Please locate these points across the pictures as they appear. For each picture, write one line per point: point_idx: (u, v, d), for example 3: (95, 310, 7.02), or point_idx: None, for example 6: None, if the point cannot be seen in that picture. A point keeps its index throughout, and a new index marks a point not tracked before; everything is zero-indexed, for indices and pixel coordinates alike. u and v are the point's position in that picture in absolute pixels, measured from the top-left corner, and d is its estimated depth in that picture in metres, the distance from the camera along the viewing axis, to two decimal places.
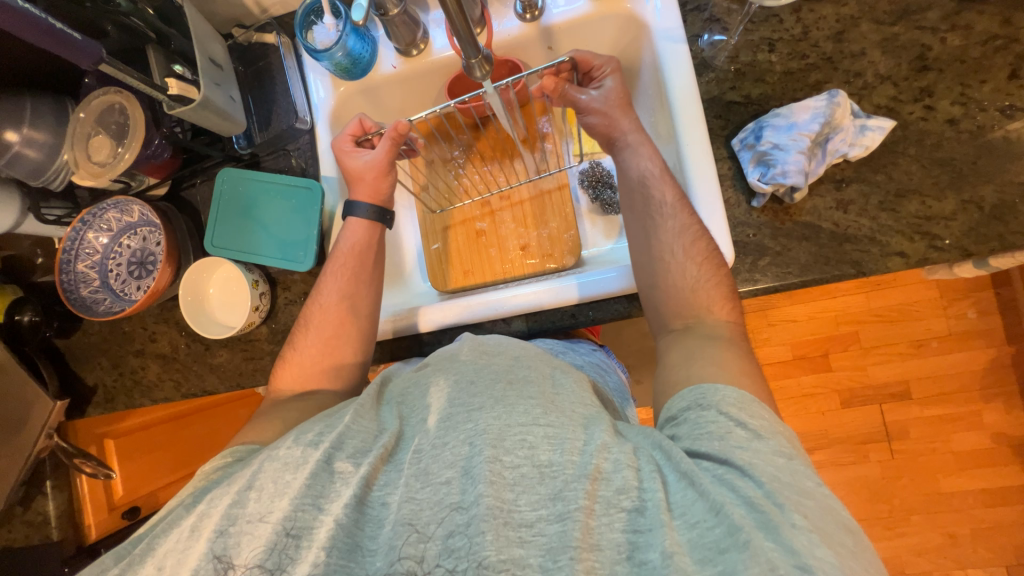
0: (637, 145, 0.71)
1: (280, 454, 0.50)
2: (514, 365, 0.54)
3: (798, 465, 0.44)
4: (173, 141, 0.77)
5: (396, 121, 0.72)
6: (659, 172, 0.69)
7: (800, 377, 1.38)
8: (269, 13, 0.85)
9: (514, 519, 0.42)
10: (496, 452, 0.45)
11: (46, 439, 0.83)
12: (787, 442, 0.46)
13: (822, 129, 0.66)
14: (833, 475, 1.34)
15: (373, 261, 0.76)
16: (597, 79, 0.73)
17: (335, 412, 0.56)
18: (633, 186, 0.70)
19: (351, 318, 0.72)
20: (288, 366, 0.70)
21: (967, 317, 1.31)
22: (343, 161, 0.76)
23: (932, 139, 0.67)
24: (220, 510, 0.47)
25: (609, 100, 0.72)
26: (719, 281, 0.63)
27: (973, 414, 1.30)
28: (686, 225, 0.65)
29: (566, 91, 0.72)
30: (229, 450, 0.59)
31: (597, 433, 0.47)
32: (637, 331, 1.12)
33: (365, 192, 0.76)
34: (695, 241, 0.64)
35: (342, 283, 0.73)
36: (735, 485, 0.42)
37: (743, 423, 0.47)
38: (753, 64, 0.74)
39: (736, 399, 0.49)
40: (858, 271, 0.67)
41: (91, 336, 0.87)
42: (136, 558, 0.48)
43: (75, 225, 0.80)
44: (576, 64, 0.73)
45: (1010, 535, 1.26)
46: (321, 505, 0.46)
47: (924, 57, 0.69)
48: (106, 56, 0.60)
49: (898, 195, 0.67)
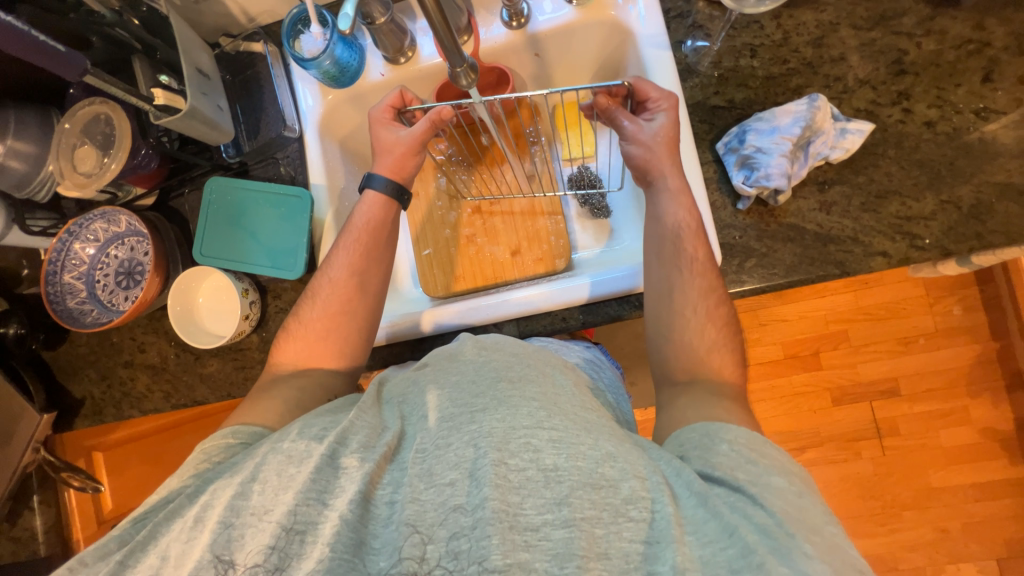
0: (676, 192, 0.67)
1: (285, 447, 0.50)
2: (514, 363, 0.54)
3: (807, 501, 0.45)
4: (161, 151, 0.77)
5: (441, 105, 0.70)
6: (694, 227, 0.66)
7: (792, 375, 1.39)
8: (256, 22, 0.86)
9: (519, 523, 0.42)
10: (501, 456, 0.45)
11: (33, 453, 0.85)
12: (802, 481, 0.47)
13: (803, 132, 0.68)
14: (826, 472, 1.35)
15: (385, 237, 0.75)
16: (650, 113, 0.69)
17: (335, 411, 0.57)
18: (664, 234, 0.67)
19: (357, 296, 0.71)
20: (291, 340, 0.70)
21: (953, 314, 1.33)
22: (377, 131, 0.75)
23: (910, 141, 0.69)
24: (223, 500, 0.47)
25: (654, 139, 0.68)
26: (719, 302, 0.64)
27: (960, 409, 1.32)
28: (711, 288, 0.64)
29: (616, 117, 0.70)
30: (232, 431, 0.59)
31: (603, 441, 0.47)
32: (629, 334, 1.13)
33: (388, 166, 0.75)
34: (717, 305, 0.64)
35: (352, 259, 0.72)
36: (747, 513, 0.43)
37: (751, 460, 0.47)
38: (735, 70, 0.75)
39: (747, 443, 0.49)
40: (842, 271, 0.68)
41: (79, 347, 0.86)
42: (137, 545, 0.47)
43: (61, 236, 0.79)
44: (633, 92, 0.70)
45: (1001, 528, 1.28)
46: (326, 500, 0.46)
47: (901, 62, 0.71)
48: (92, 68, 0.60)
49: (879, 196, 0.68)
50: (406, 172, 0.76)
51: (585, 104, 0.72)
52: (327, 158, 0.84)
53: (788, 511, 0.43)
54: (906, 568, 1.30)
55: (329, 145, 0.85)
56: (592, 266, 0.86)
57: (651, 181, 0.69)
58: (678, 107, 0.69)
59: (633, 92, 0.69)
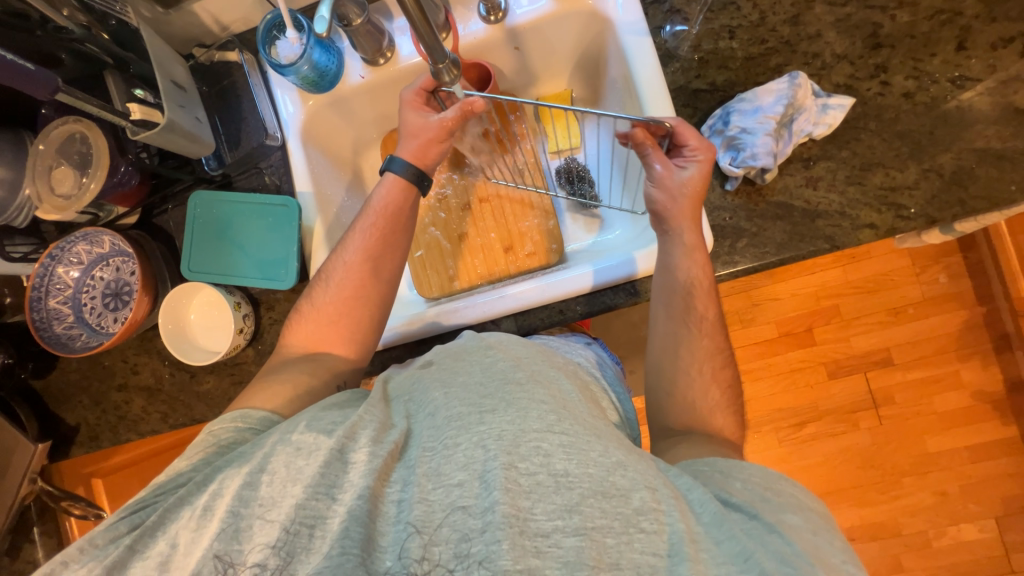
0: (692, 248, 0.67)
1: (293, 439, 0.49)
2: (524, 362, 0.55)
3: (822, 541, 0.45)
4: (140, 166, 0.76)
5: (474, 98, 0.69)
6: (706, 286, 0.66)
7: (788, 353, 1.41)
8: (230, 30, 0.84)
9: (530, 528, 0.42)
10: (511, 459, 0.45)
11: (30, 484, 0.84)
12: (821, 518, 0.47)
13: (786, 110, 0.69)
14: (826, 445, 1.37)
15: (403, 224, 0.73)
16: (684, 160, 0.67)
17: (343, 405, 0.56)
18: (675, 289, 0.67)
19: (371, 281, 0.70)
20: (304, 321, 0.70)
21: (939, 282, 1.36)
22: (406, 113, 0.73)
23: (890, 113, 0.70)
24: (232, 491, 0.46)
25: (680, 190, 0.66)
26: (722, 358, 0.66)
27: (952, 374, 1.35)
28: (717, 349, 0.66)
29: (646, 155, 0.67)
30: (240, 415, 0.58)
31: (613, 449, 0.46)
32: (625, 323, 1.15)
33: (412, 151, 0.74)
34: (722, 367, 0.65)
35: (368, 242, 0.71)
36: (767, 542, 0.43)
37: (767, 497, 0.48)
38: (715, 52, 0.76)
39: (762, 481, 0.49)
40: (832, 245, 0.69)
41: (70, 373, 0.84)
42: (146, 530, 0.47)
43: (43, 262, 0.77)
44: (672, 134, 0.67)
45: (997, 487, 1.31)
46: (334, 494, 0.46)
47: (876, 35, 0.72)
48: (63, 85, 0.58)
49: (863, 168, 0.69)
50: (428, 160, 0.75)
51: (619, 132, 0.68)
52: (311, 164, 0.82)
53: (807, 548, 0.43)
54: (909, 533, 1.33)
55: (313, 152, 0.84)
56: (585, 256, 0.86)
57: (667, 228, 0.68)
58: (712, 162, 0.67)
59: (673, 136, 0.66)
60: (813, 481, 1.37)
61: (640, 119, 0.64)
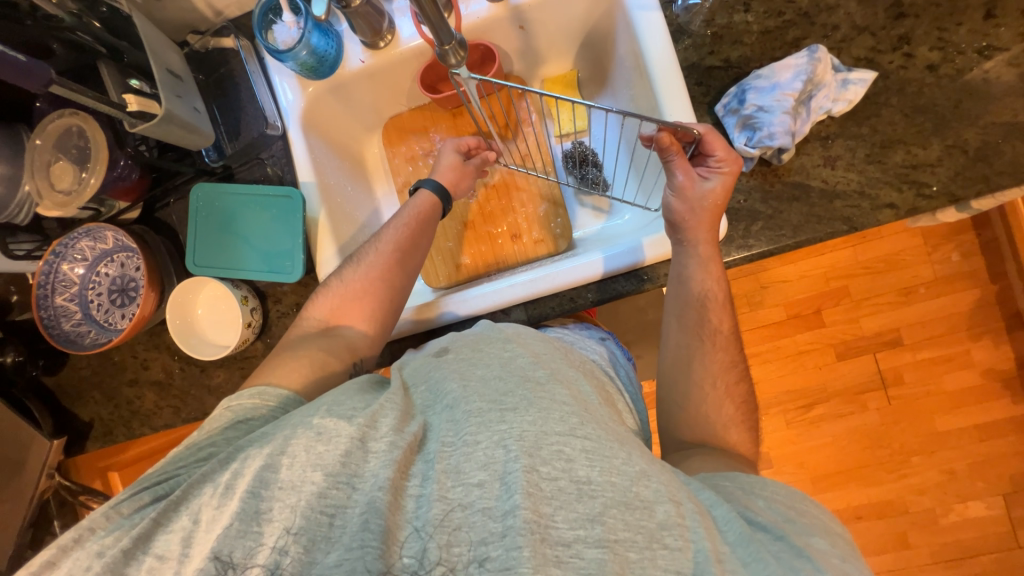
0: (706, 259, 0.66)
1: (315, 424, 0.49)
2: (548, 360, 0.56)
3: (849, 567, 0.44)
4: (140, 160, 0.74)
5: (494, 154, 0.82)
6: (721, 299, 0.67)
7: (796, 335, 1.39)
8: (224, 15, 0.82)
9: (551, 536, 0.42)
10: (532, 462, 0.44)
11: (48, 479, 0.85)
12: (842, 540, 0.47)
13: (805, 86, 0.66)
14: (834, 426, 1.37)
15: (433, 228, 0.74)
16: (708, 171, 0.66)
17: (364, 391, 0.55)
18: (689, 301, 0.67)
19: (398, 268, 0.70)
20: (329, 296, 0.69)
21: (952, 260, 1.34)
22: (444, 151, 0.80)
23: (913, 87, 0.67)
24: (252, 471, 0.46)
25: (700, 203, 0.65)
26: (737, 366, 0.66)
27: (963, 353, 1.34)
28: (734, 364, 0.66)
29: (669, 162, 0.65)
30: (258, 391, 0.58)
31: (636, 457, 0.46)
32: (633, 306, 1.13)
33: (447, 178, 0.78)
34: (737, 383, 0.65)
35: (400, 234, 0.71)
36: (794, 566, 0.43)
37: (790, 519, 0.47)
38: (729, 27, 0.73)
39: (784, 502, 0.49)
40: (850, 227, 0.67)
41: (81, 369, 0.84)
42: (171, 504, 0.47)
43: (47, 258, 0.77)
44: (699, 141, 0.65)
45: (1005, 465, 1.32)
46: (354, 484, 0.46)
47: (900, 4, 0.68)
48: (57, 78, 0.57)
49: (884, 146, 0.67)
50: (457, 190, 0.79)
51: (643, 135, 0.65)
52: (313, 154, 0.80)
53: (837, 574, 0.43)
54: (916, 511, 1.34)
55: (314, 141, 0.81)
56: (592, 242, 0.85)
57: (683, 239, 0.67)
58: (736, 176, 0.66)
59: (700, 143, 0.64)
60: (819, 461, 1.38)
61: (668, 124, 0.61)
